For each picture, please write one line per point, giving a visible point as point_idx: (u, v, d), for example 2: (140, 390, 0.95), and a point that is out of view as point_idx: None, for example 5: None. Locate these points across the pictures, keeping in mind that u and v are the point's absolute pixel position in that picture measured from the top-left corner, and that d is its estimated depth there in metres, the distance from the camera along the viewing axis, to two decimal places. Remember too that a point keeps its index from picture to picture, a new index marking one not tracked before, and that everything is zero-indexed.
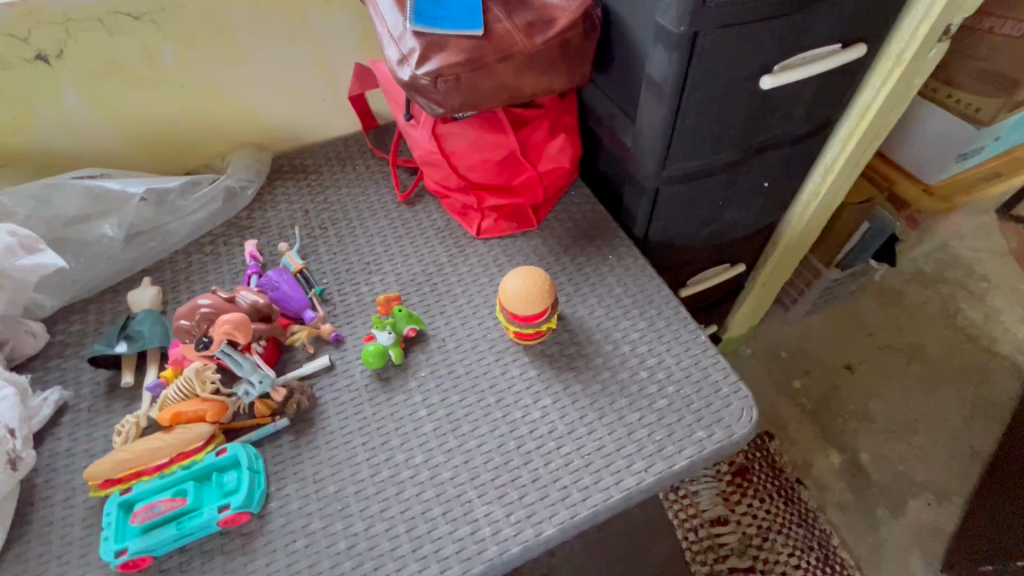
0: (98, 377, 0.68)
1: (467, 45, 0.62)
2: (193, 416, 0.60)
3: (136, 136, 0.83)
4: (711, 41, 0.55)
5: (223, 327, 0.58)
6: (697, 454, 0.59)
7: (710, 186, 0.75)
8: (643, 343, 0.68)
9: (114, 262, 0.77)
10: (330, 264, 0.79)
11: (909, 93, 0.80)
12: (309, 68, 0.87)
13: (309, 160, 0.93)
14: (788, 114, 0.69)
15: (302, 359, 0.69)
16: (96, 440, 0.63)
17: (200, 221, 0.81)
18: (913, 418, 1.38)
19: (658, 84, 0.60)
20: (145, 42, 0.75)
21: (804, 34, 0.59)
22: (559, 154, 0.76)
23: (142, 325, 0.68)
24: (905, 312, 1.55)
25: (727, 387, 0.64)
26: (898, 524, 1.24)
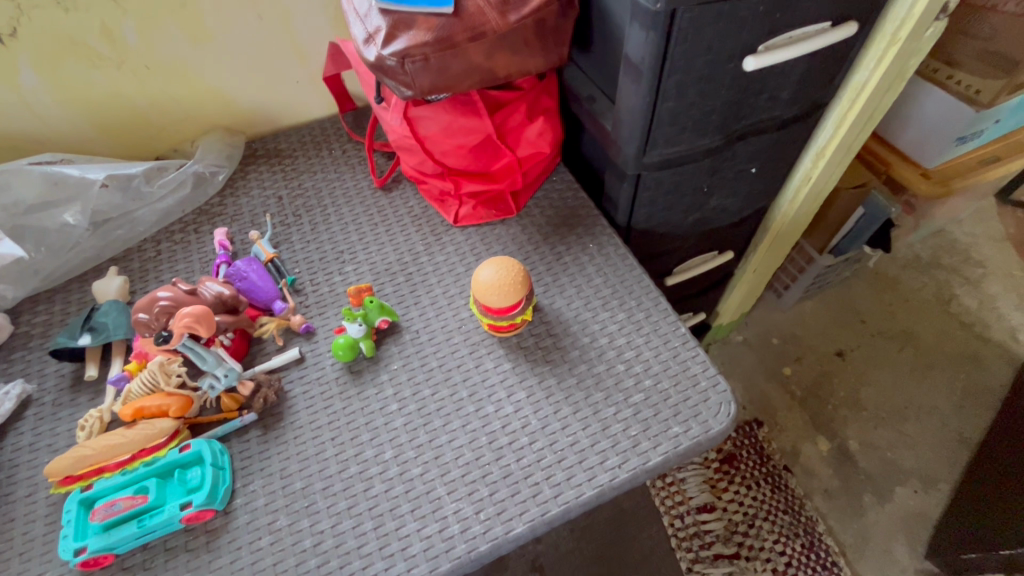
0: (63, 370, 0.66)
1: (436, 23, 0.59)
2: (156, 411, 0.58)
3: (101, 118, 0.80)
4: (691, 19, 0.52)
5: (184, 321, 0.56)
6: (672, 449, 0.58)
7: (694, 172, 0.73)
8: (621, 336, 0.66)
9: (80, 250, 0.74)
10: (303, 252, 0.76)
11: (904, 75, 0.77)
12: (280, 47, 0.83)
13: (284, 144, 0.90)
14: (775, 96, 0.66)
15: (271, 351, 0.67)
16: (59, 435, 0.62)
17: (169, 208, 0.79)
18: (903, 405, 1.37)
19: (636, 65, 0.57)
20: (105, 20, 0.72)
21: (790, 12, 0.55)
22: (537, 139, 0.74)
23: (107, 317, 0.66)
24: (899, 299, 1.53)
25: (705, 381, 0.62)
26: (884, 511, 1.25)
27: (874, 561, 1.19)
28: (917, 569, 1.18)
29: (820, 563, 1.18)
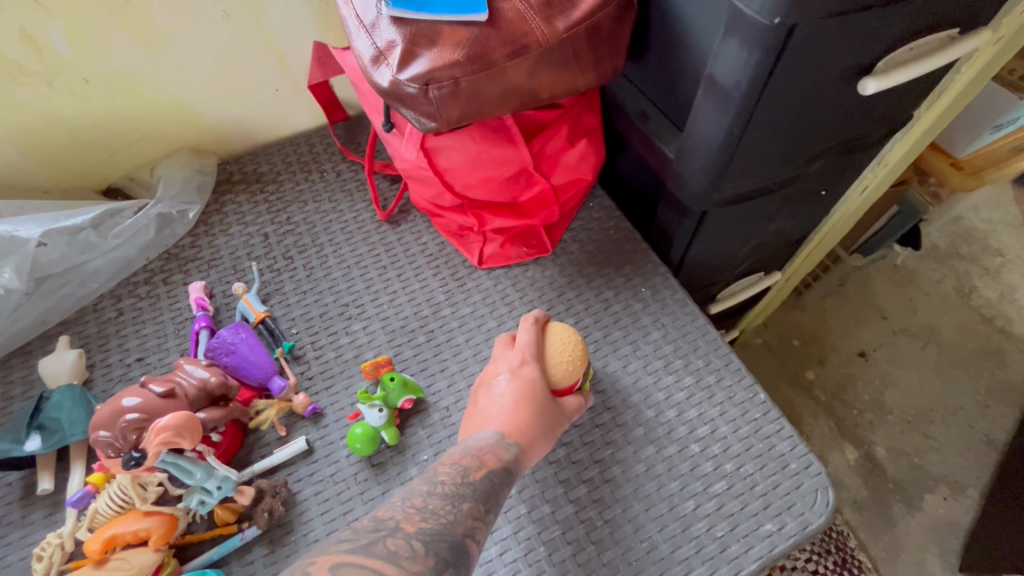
0: (9, 478, 0.53)
1: (467, 36, 0.46)
2: (134, 539, 0.47)
3: (33, 145, 0.64)
4: (809, 36, 0.40)
5: (161, 437, 0.44)
6: (768, 554, 0.49)
7: (764, 202, 0.62)
8: (691, 407, 0.56)
9: (19, 317, 0.60)
10: (299, 307, 0.64)
11: (988, 75, 0.67)
12: (255, 50, 0.68)
13: (265, 165, 0.75)
14: (871, 115, 0.55)
15: (272, 442, 0.55)
16: (11, 566, 0.50)
17: (129, 256, 0.65)
18: (929, 407, 1.33)
19: (726, 90, 0.45)
20: (26, 25, 0.56)
21: (919, 20, 0.44)
22: (578, 164, 0.61)
23: (59, 411, 0.53)
24: (920, 292, 1.46)
25: (796, 463, 0.53)
26: (914, 520, 1.20)
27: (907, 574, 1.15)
28: None
29: None
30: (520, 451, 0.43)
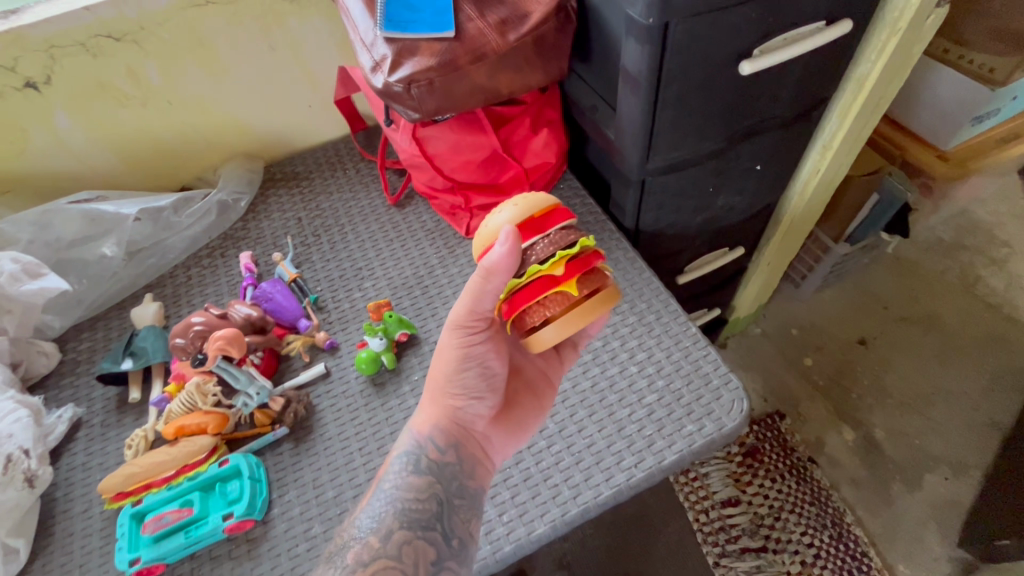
0: (109, 393, 0.70)
1: (439, 48, 0.62)
2: (196, 429, 0.62)
3: (130, 153, 0.85)
4: (684, 31, 0.53)
5: (217, 343, 0.60)
6: (687, 448, 0.59)
7: (698, 174, 0.74)
8: (633, 338, 0.68)
9: (117, 279, 0.79)
10: (324, 271, 0.80)
11: (910, 60, 0.76)
12: (291, 75, 0.87)
13: (301, 166, 0.93)
14: (773, 95, 0.66)
15: (299, 367, 0.71)
16: (109, 454, 0.66)
17: (197, 234, 0.83)
18: (930, 391, 1.35)
19: (634, 76, 0.59)
20: (130, 62, 0.76)
21: (782, 15, 0.56)
22: (542, 150, 0.75)
23: (146, 341, 0.71)
24: (920, 281, 1.50)
25: (717, 380, 0.64)
26: (913, 498, 1.22)
27: (906, 551, 1.17)
28: (951, 557, 1.15)
29: (849, 554, 1.16)
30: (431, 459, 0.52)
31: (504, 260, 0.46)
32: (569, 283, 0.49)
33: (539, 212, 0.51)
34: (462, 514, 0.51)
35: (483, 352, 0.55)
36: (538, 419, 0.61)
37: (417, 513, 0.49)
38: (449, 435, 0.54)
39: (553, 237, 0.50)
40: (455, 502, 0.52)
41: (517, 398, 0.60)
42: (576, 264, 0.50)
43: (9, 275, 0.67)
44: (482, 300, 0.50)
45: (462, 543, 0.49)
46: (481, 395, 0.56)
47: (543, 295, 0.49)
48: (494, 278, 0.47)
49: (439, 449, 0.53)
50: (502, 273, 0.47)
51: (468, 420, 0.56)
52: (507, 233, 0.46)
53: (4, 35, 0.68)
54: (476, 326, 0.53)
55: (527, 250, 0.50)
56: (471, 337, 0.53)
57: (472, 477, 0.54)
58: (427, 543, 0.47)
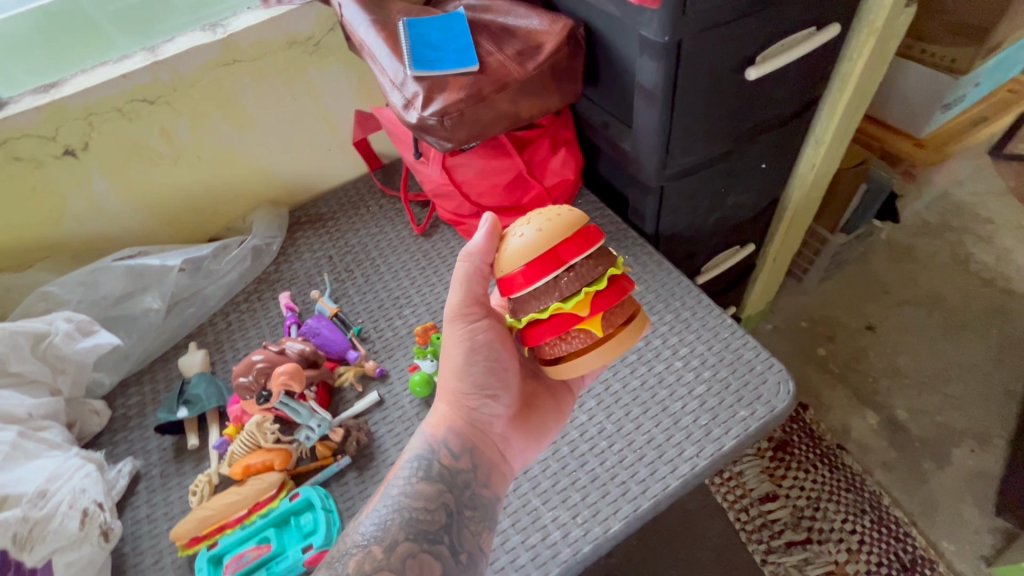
0: (165, 443, 0.71)
1: (465, 82, 0.67)
2: (262, 467, 0.63)
3: (162, 210, 0.87)
4: (695, 44, 0.58)
5: (280, 378, 0.62)
6: (744, 432, 0.62)
7: (711, 176, 0.78)
8: (673, 334, 0.71)
9: (158, 332, 0.80)
10: (362, 303, 0.82)
11: (886, 56, 0.82)
12: (312, 123, 0.91)
13: (324, 208, 0.97)
14: (774, 97, 0.72)
15: (352, 398, 0.72)
16: (173, 503, 0.66)
17: (233, 281, 0.85)
18: (944, 367, 1.36)
19: (650, 91, 0.64)
20: (163, 124, 0.80)
21: (779, 23, 0.62)
22: (561, 168, 0.79)
23: (198, 389, 0.72)
24: (918, 266, 1.53)
25: (761, 365, 0.66)
26: (946, 474, 1.22)
27: (947, 527, 1.16)
28: (992, 528, 1.15)
29: (892, 536, 1.14)
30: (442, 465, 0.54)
31: (483, 241, 0.54)
32: (593, 321, 0.50)
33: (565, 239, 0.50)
34: (472, 527, 0.53)
35: (494, 347, 0.57)
36: (556, 423, 0.63)
37: (423, 525, 0.50)
38: (463, 440, 0.56)
39: (577, 271, 0.49)
40: (465, 513, 0.53)
41: (535, 400, 0.62)
42: (600, 301, 0.50)
43: (65, 335, 0.68)
44: (473, 283, 0.55)
45: (470, 558, 0.51)
46: (497, 394, 0.58)
47: (565, 330, 0.50)
48: (474, 257, 0.54)
49: (452, 455, 0.55)
50: (480, 250, 0.54)
51: (485, 421, 0.58)
52: (487, 220, 0.54)
53: (48, 108, 0.72)
54: (474, 314, 0.56)
55: (551, 283, 0.49)
56: (475, 327, 0.56)
57: (485, 484, 0.55)
58: (433, 557, 0.48)
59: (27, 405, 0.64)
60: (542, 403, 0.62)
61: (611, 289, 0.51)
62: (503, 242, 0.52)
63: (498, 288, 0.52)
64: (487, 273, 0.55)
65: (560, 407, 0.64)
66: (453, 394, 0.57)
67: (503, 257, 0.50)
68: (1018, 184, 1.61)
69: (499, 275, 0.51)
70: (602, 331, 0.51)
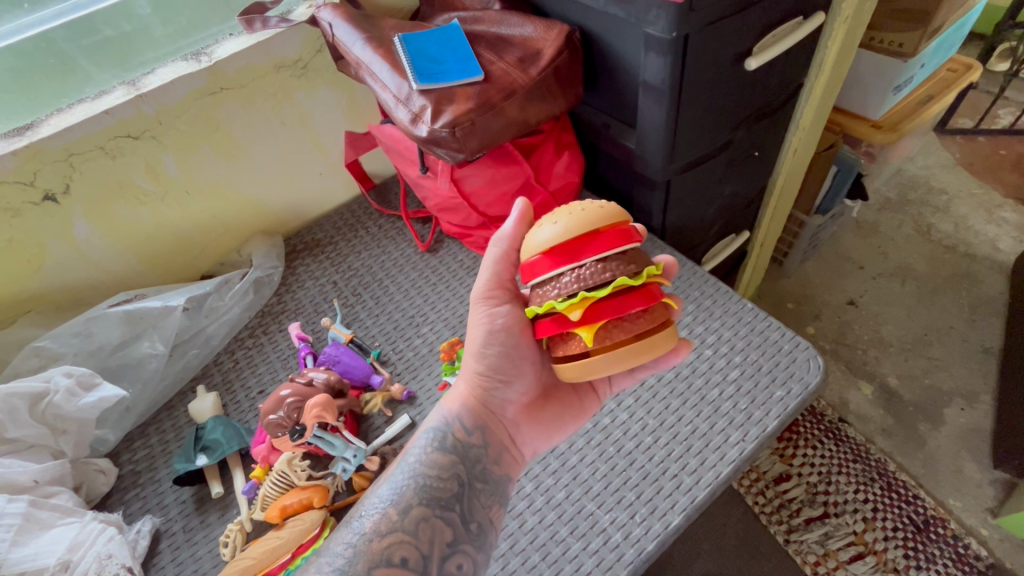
0: (183, 496, 0.66)
1: (472, 91, 0.66)
2: (299, 506, 0.60)
3: (150, 250, 0.83)
4: (700, 39, 0.60)
5: (313, 411, 0.59)
6: (784, 411, 0.62)
7: (712, 167, 0.80)
8: (699, 324, 0.72)
9: (161, 378, 0.75)
10: (376, 326, 0.80)
11: (855, 42, 0.86)
12: (303, 146, 0.89)
13: (321, 233, 0.94)
14: (766, 86, 0.74)
15: (382, 424, 0.70)
16: (203, 558, 0.61)
17: (236, 316, 0.81)
18: (923, 332, 1.40)
19: (656, 87, 0.65)
20: (148, 159, 0.76)
21: (770, 16, 0.65)
22: (565, 172, 0.79)
23: (215, 433, 0.67)
24: (886, 240, 1.58)
25: (788, 344, 0.68)
26: (942, 434, 1.25)
27: (951, 484, 1.18)
28: (992, 480, 1.18)
29: (903, 500, 1.15)
30: (453, 436, 0.55)
31: (512, 228, 0.55)
32: (586, 329, 0.48)
33: (575, 240, 0.49)
34: (482, 499, 0.53)
35: (511, 334, 0.55)
36: (574, 419, 0.61)
37: (437, 492, 0.51)
38: (475, 416, 0.56)
39: (586, 270, 0.48)
40: (476, 485, 0.54)
41: (555, 390, 0.61)
42: (598, 310, 0.47)
43: (66, 391, 0.63)
44: (499, 267, 0.56)
45: (479, 528, 0.52)
46: (510, 380, 0.57)
47: (562, 332, 0.49)
48: (502, 242, 0.55)
49: (465, 430, 0.55)
50: (509, 236, 0.55)
51: (498, 405, 0.57)
52: (518, 207, 0.55)
53: (24, 152, 0.68)
54: (497, 299, 0.56)
55: (554, 278, 0.49)
56: (496, 311, 0.55)
57: (496, 462, 0.56)
58: (444, 523, 0.50)
59: (31, 472, 0.59)
60: (562, 395, 0.62)
61: (619, 300, 0.48)
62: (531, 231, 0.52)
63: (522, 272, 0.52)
64: (514, 260, 0.56)
65: (580, 405, 0.62)
66: (469, 373, 0.57)
67: (522, 244, 0.52)
68: (964, 156, 1.71)
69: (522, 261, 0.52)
70: (597, 343, 0.48)
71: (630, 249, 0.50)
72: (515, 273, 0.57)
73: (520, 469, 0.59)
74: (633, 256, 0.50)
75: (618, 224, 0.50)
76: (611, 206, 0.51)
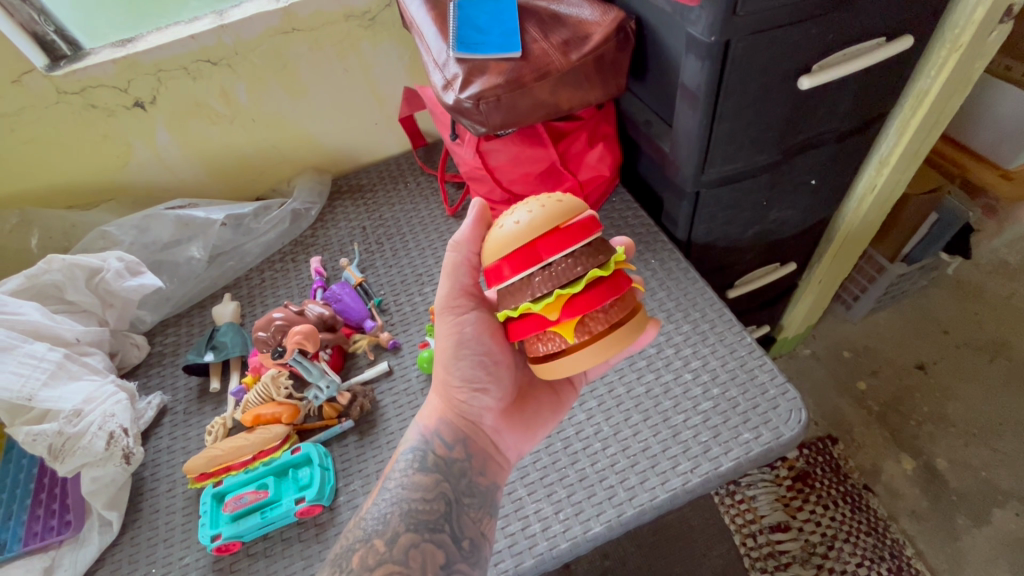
0: (191, 383, 0.76)
1: (506, 67, 0.67)
2: (271, 418, 0.67)
3: (216, 166, 0.92)
4: (745, 47, 0.56)
5: (295, 337, 0.65)
6: (743, 455, 0.59)
7: (752, 187, 0.75)
8: (687, 346, 0.69)
9: (199, 280, 0.86)
10: (386, 276, 0.85)
11: (971, 77, 0.74)
12: (363, 94, 0.93)
13: (365, 180, 1.00)
14: (830, 110, 0.67)
15: (363, 365, 0.75)
16: (191, 438, 0.71)
17: (272, 240, 0.90)
18: (998, 420, 1.20)
19: (692, 92, 0.61)
20: (223, 85, 0.84)
21: (840, 33, 0.58)
22: (597, 163, 0.78)
23: (226, 336, 0.76)
24: (987, 307, 1.35)
25: (774, 389, 0.64)
26: (981, 535, 1.09)
27: None
28: None
29: None
30: (436, 460, 0.55)
31: (469, 229, 0.56)
32: (565, 325, 0.48)
33: (540, 236, 0.49)
34: (471, 514, 0.54)
35: (481, 340, 0.57)
36: (552, 414, 0.63)
37: (424, 515, 0.51)
38: (454, 430, 0.57)
39: (553, 269, 0.48)
40: (464, 501, 0.55)
41: (531, 390, 0.63)
42: (576, 305, 0.48)
43: (115, 272, 0.74)
44: (460, 273, 0.56)
45: (473, 544, 0.52)
46: (486, 387, 0.58)
47: (539, 331, 0.50)
48: (462, 247, 0.56)
49: (446, 445, 0.56)
50: (467, 240, 0.55)
51: (475, 414, 0.59)
52: (475, 207, 0.56)
53: (123, 62, 0.78)
54: (463, 306, 0.57)
55: (525, 280, 0.49)
56: (463, 319, 0.56)
57: (481, 472, 0.57)
58: (435, 546, 0.50)
59: (75, 331, 0.70)
60: (537, 393, 0.63)
61: (590, 293, 0.48)
62: (500, 232, 0.50)
63: (489, 277, 0.51)
64: (475, 263, 0.57)
65: (557, 400, 0.64)
66: (444, 387, 0.59)
67: (485, 244, 0.52)
68: None
69: (488, 266, 0.51)
70: (576, 337, 0.49)
71: (594, 240, 0.50)
72: (477, 277, 0.58)
73: (506, 474, 0.60)
74: (598, 246, 0.50)
75: (583, 214, 0.51)
76: (570, 197, 0.51)
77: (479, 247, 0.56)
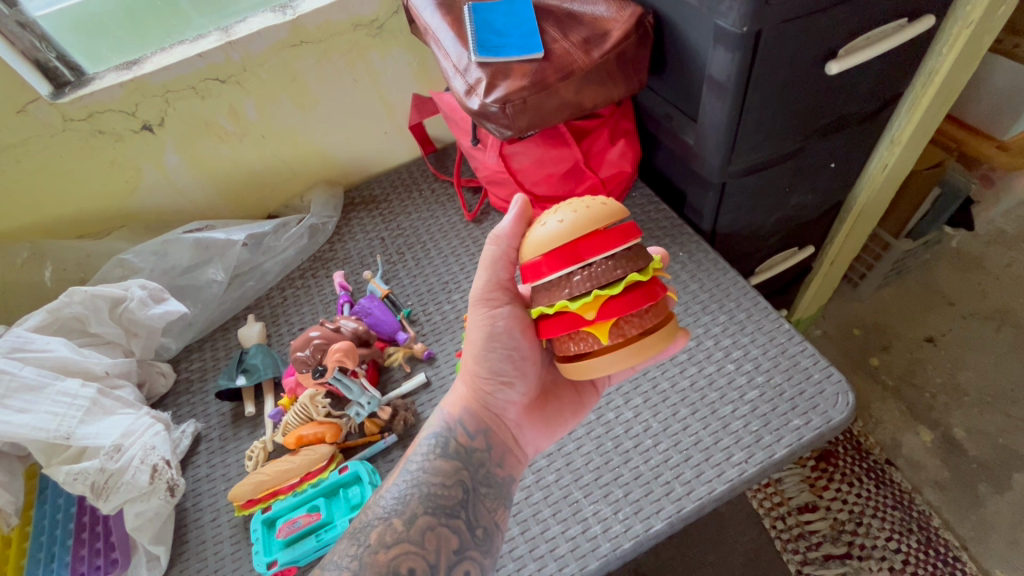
0: (223, 409, 0.75)
1: (530, 69, 0.66)
2: (314, 438, 0.65)
3: (226, 185, 0.91)
4: (775, 36, 0.56)
5: (335, 355, 0.65)
6: (796, 441, 0.60)
7: (775, 175, 0.75)
8: (726, 336, 0.69)
9: (220, 302, 0.84)
10: (411, 285, 0.84)
11: (980, 52, 0.75)
12: (371, 104, 0.92)
13: (378, 190, 0.98)
14: (851, 93, 0.68)
15: (400, 378, 0.74)
16: (231, 465, 0.69)
17: (290, 257, 0.89)
18: (1010, 386, 1.22)
19: (721, 83, 0.61)
20: (231, 102, 0.83)
21: (863, 18, 0.58)
22: (618, 160, 0.78)
23: (255, 359, 0.75)
24: (989, 276, 1.37)
25: (819, 373, 0.64)
26: (1005, 501, 1.10)
27: (1001, 554, 1.05)
28: None
29: (941, 559, 1.03)
30: (455, 444, 0.55)
31: (511, 225, 0.53)
32: (599, 327, 0.47)
33: (580, 237, 0.47)
34: (487, 503, 0.54)
35: (512, 336, 0.56)
36: (573, 415, 0.62)
37: (441, 500, 0.51)
38: (477, 420, 0.57)
39: (593, 270, 0.47)
40: (481, 490, 0.54)
41: (555, 389, 0.62)
42: (612, 307, 0.46)
43: (139, 300, 0.72)
44: (498, 268, 0.54)
45: (486, 534, 0.52)
46: (511, 382, 0.57)
47: (571, 331, 0.48)
48: (502, 241, 0.54)
49: (468, 434, 0.56)
50: (508, 235, 0.53)
51: (499, 407, 0.58)
52: (517, 203, 0.54)
53: (129, 85, 0.76)
54: (497, 300, 0.55)
55: (563, 278, 0.48)
56: (495, 313, 0.55)
57: (499, 464, 0.56)
58: (450, 531, 0.50)
59: (104, 364, 0.68)
60: (563, 393, 0.62)
61: (629, 296, 0.47)
62: (537, 231, 0.49)
63: (525, 273, 0.50)
64: (514, 259, 0.55)
65: (579, 400, 0.63)
66: (471, 376, 0.58)
67: (524, 242, 0.50)
68: None
69: (524, 262, 0.50)
70: (609, 339, 0.47)
71: (634, 246, 0.49)
72: (514, 272, 0.56)
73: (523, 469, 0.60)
74: (638, 252, 0.49)
75: (622, 221, 0.49)
76: (613, 202, 0.50)
77: (520, 242, 0.54)
